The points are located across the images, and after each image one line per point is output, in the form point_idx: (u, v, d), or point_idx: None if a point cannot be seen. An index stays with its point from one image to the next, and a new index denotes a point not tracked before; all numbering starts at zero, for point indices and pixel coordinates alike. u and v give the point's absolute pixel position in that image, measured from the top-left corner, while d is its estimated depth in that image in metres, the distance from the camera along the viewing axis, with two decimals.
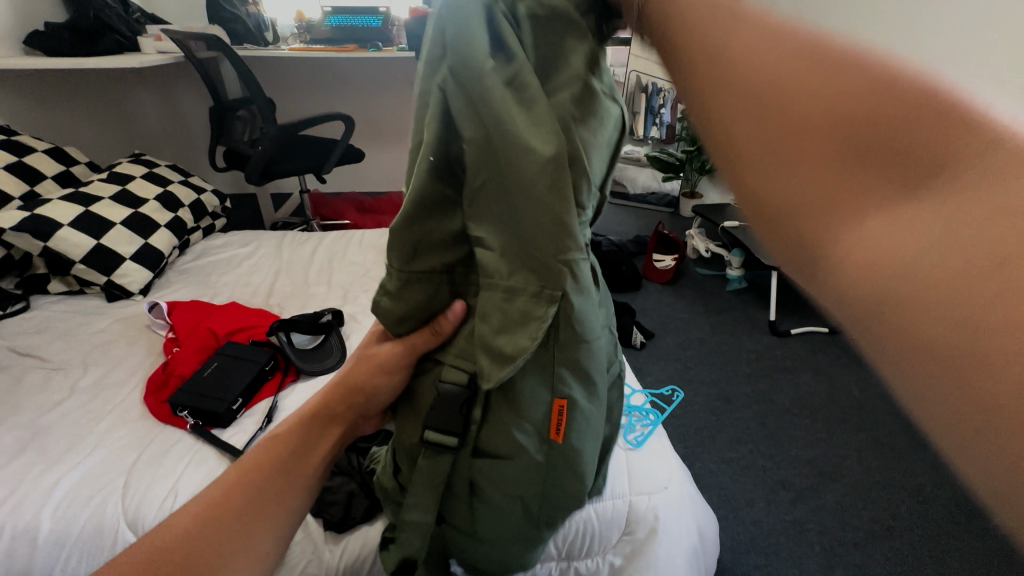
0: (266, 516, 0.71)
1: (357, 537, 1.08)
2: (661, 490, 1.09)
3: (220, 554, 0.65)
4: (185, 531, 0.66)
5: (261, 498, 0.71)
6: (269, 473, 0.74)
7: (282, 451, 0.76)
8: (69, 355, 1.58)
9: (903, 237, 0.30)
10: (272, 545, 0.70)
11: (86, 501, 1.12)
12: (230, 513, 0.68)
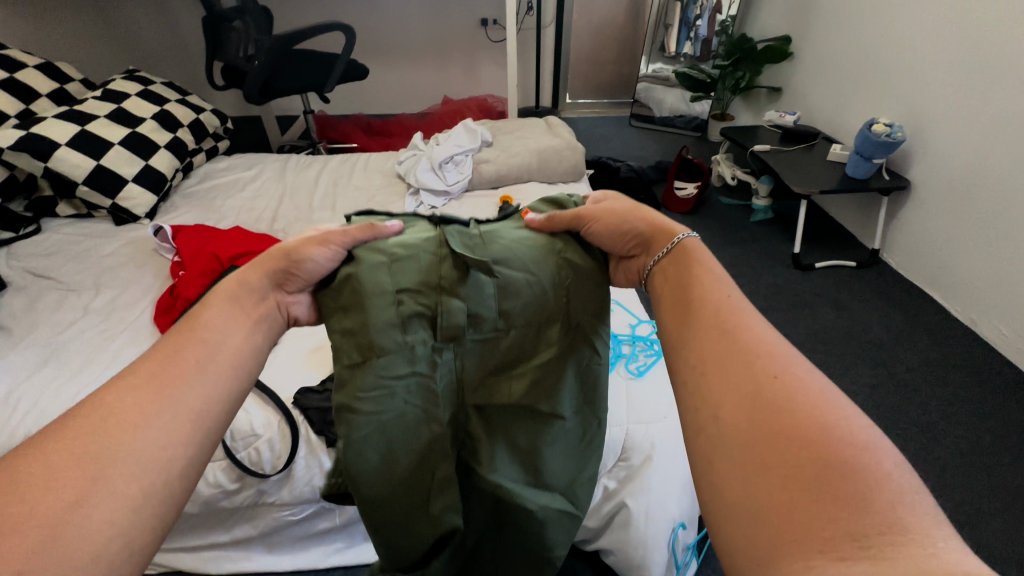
0: (187, 382, 0.57)
1: None
2: (661, 420, 1.08)
3: (133, 421, 0.52)
4: (75, 421, 0.51)
5: (176, 363, 0.58)
6: (172, 368, 0.58)
7: (196, 324, 0.63)
8: (81, 277, 1.60)
9: (739, 381, 0.50)
10: (209, 408, 0.57)
11: None
12: (140, 385, 0.55)
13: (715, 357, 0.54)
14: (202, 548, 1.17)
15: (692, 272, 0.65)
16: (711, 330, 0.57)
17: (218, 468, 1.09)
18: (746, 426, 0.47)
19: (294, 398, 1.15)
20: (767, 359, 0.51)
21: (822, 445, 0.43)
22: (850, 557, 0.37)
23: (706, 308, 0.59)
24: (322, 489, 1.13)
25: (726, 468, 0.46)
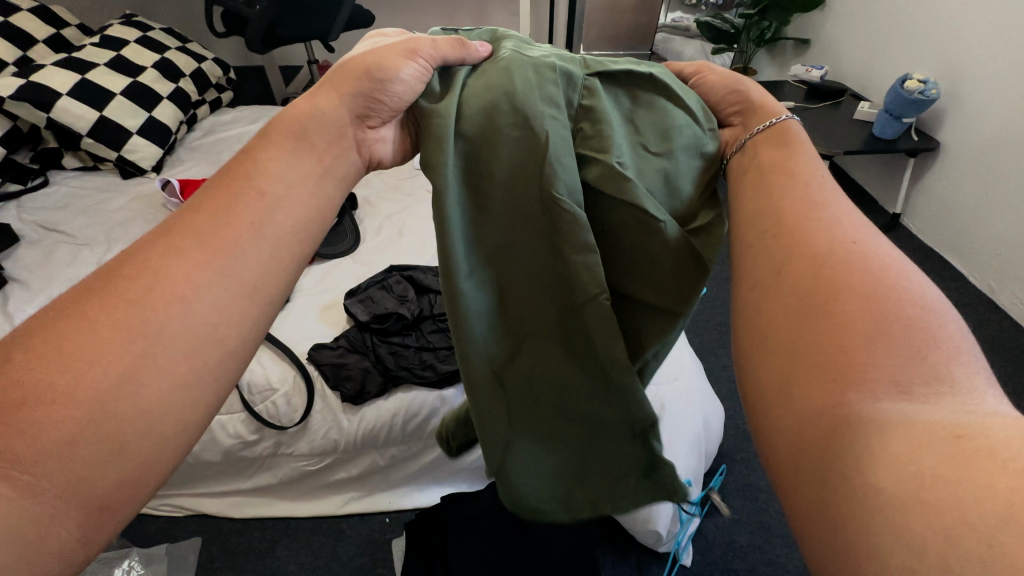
0: (243, 242, 0.48)
1: (372, 410, 1.14)
2: (669, 381, 1.10)
3: (179, 287, 0.44)
4: (118, 277, 0.44)
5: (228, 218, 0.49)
6: (217, 222, 0.48)
7: (252, 169, 0.52)
8: (93, 231, 1.60)
9: (808, 241, 0.43)
10: (264, 275, 0.49)
11: None
12: (190, 242, 0.46)
13: (797, 213, 0.46)
14: (224, 494, 1.22)
15: (784, 144, 0.55)
16: (789, 189, 0.49)
17: (237, 420, 1.13)
18: (808, 275, 0.41)
19: (307, 354, 1.17)
20: (851, 226, 0.44)
21: (903, 311, 0.37)
22: (889, 395, 0.34)
23: (777, 172, 0.52)
24: (337, 440, 1.15)
25: (775, 313, 0.41)
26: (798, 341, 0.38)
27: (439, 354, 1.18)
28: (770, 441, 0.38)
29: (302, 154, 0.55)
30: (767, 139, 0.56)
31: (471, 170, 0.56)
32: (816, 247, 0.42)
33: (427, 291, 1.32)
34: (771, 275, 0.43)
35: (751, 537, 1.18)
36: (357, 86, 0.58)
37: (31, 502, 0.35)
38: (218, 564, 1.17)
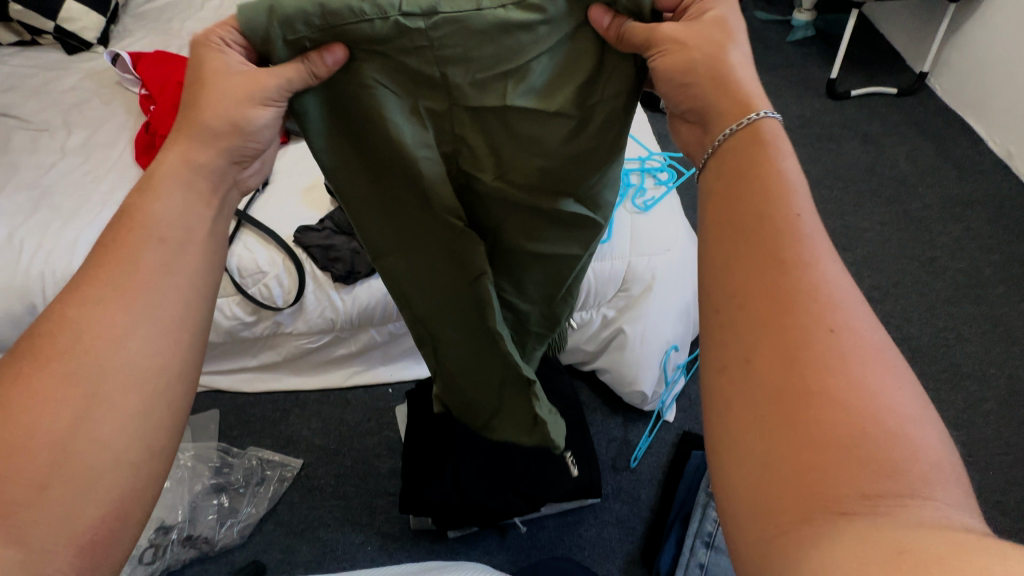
0: (153, 276, 0.50)
1: (364, 289, 1.15)
2: (663, 253, 1.08)
3: (109, 334, 0.47)
4: (49, 338, 0.46)
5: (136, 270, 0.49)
6: (135, 272, 0.49)
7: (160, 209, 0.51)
8: (48, 114, 1.48)
9: (788, 313, 0.41)
10: (189, 310, 0.51)
11: None
12: (111, 293, 0.48)
13: (785, 277, 0.42)
14: (233, 371, 1.28)
15: (765, 171, 0.47)
16: (758, 248, 0.43)
17: (233, 303, 1.15)
18: (771, 366, 0.40)
19: (293, 240, 1.16)
20: (829, 305, 0.41)
21: (863, 397, 0.37)
22: (855, 513, 0.34)
23: (760, 221, 0.45)
24: (333, 319, 1.18)
25: (743, 421, 0.40)
26: (784, 447, 0.37)
27: None
28: (737, 536, 0.39)
29: (195, 194, 0.54)
30: (751, 166, 0.48)
31: (365, 188, 0.60)
32: (791, 325, 0.40)
33: None
34: (744, 361, 0.41)
35: None
36: (219, 134, 0.53)
37: (29, 548, 0.41)
38: (237, 431, 1.24)
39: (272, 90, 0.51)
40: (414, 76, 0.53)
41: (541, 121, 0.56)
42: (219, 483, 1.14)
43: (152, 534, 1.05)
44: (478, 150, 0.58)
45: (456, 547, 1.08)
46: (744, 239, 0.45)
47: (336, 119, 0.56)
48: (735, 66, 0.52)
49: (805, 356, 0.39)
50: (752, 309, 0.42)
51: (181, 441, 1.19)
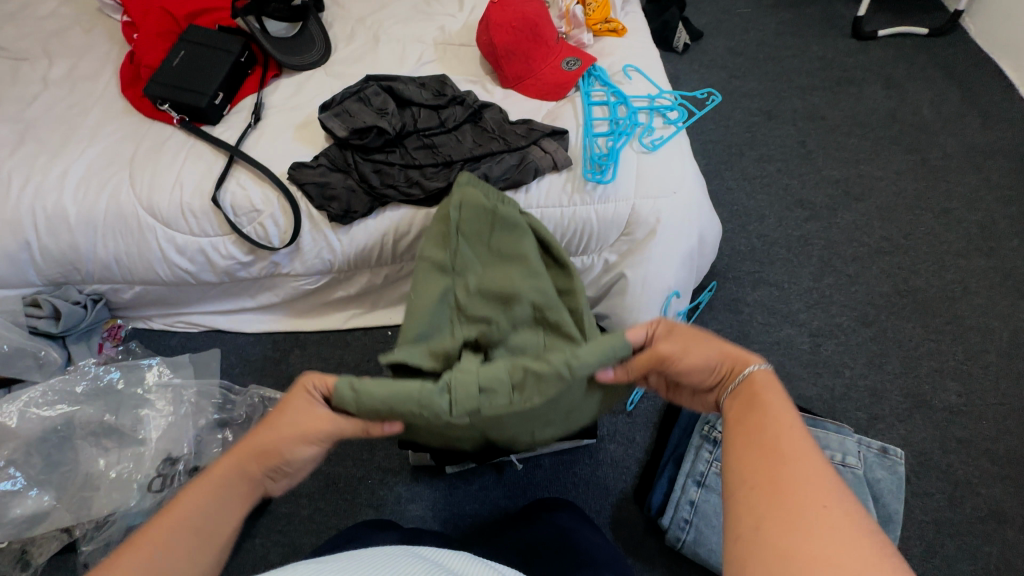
0: (189, 529, 0.59)
1: (361, 230, 1.12)
2: (669, 195, 1.04)
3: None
4: None
5: (216, 491, 0.63)
6: (174, 531, 0.58)
7: (258, 449, 0.66)
8: (26, 41, 1.40)
9: (793, 478, 0.51)
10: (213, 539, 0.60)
11: (100, 186, 1.14)
12: (149, 550, 0.56)
13: (793, 470, 0.52)
14: (234, 311, 1.28)
15: (766, 407, 0.60)
16: (763, 445, 0.55)
17: (228, 242, 1.15)
18: (781, 531, 0.48)
19: (286, 177, 1.13)
20: (831, 488, 0.50)
21: (871, 573, 0.43)
22: None
23: (761, 437, 0.56)
24: (331, 261, 1.16)
25: (751, 547, 0.49)
26: (779, 572, 0.46)
27: (426, 172, 1.11)
28: None
29: (239, 481, 0.65)
30: (750, 401, 0.61)
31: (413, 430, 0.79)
32: (796, 486, 0.50)
33: (409, 105, 1.19)
34: (757, 499, 0.51)
35: (729, 344, 1.25)
36: (252, 469, 0.66)
37: None
38: (239, 369, 1.26)
39: (324, 432, 0.69)
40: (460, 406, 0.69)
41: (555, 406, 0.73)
42: (222, 419, 1.17)
43: (160, 465, 1.09)
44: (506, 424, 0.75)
45: (454, 481, 1.11)
46: (750, 443, 0.56)
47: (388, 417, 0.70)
48: (721, 347, 0.69)
49: (811, 514, 0.48)
50: (757, 474, 0.54)
51: (184, 378, 1.21)
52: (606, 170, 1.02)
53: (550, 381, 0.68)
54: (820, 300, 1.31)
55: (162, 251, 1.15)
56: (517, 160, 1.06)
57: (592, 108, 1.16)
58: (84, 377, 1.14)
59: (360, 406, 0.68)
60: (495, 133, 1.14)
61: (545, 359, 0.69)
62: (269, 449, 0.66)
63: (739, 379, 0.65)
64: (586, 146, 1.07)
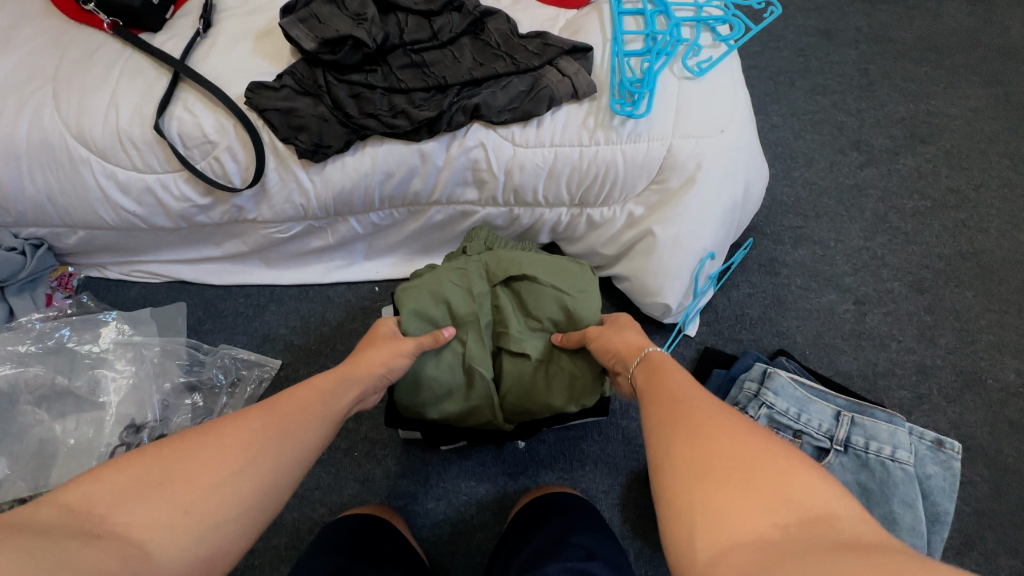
0: (310, 432, 0.54)
1: (337, 169, 0.93)
2: (716, 134, 0.84)
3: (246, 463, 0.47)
4: (209, 437, 0.48)
5: (316, 399, 0.58)
6: (296, 411, 0.55)
7: (362, 360, 0.67)
8: None
9: (694, 411, 0.51)
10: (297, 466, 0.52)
11: (18, 107, 0.93)
12: (277, 422, 0.52)
13: (692, 401, 0.52)
14: (199, 260, 1.12)
15: (664, 370, 0.60)
16: (660, 399, 0.55)
17: (179, 181, 0.96)
18: (692, 446, 0.47)
19: (243, 103, 0.92)
20: (718, 406, 0.51)
21: (763, 456, 0.44)
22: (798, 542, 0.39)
23: (658, 392, 0.57)
24: (303, 205, 0.98)
25: (695, 491, 0.44)
26: (724, 503, 0.42)
27: (414, 98, 0.89)
28: None
29: (353, 391, 0.63)
30: (653, 369, 0.62)
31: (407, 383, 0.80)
32: (702, 413, 0.50)
33: (393, 10, 0.96)
34: (683, 443, 0.48)
35: (762, 310, 1.10)
36: (369, 373, 0.66)
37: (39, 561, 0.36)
38: (208, 326, 1.12)
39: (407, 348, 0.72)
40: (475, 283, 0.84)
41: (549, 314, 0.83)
42: (191, 382, 1.05)
43: (122, 433, 0.98)
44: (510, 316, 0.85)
45: (449, 456, 1.01)
46: (662, 400, 0.55)
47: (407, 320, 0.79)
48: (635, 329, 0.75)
49: (716, 430, 0.47)
50: (668, 424, 0.51)
51: (146, 336, 1.07)
52: (640, 98, 0.82)
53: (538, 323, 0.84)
54: (869, 263, 1.15)
55: (102, 189, 0.97)
56: (528, 86, 0.85)
57: (624, 17, 0.92)
58: (32, 336, 1.01)
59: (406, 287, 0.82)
60: (501, 49, 0.91)
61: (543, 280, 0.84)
62: (377, 364, 0.67)
63: (637, 358, 0.66)
64: (615, 68, 0.85)
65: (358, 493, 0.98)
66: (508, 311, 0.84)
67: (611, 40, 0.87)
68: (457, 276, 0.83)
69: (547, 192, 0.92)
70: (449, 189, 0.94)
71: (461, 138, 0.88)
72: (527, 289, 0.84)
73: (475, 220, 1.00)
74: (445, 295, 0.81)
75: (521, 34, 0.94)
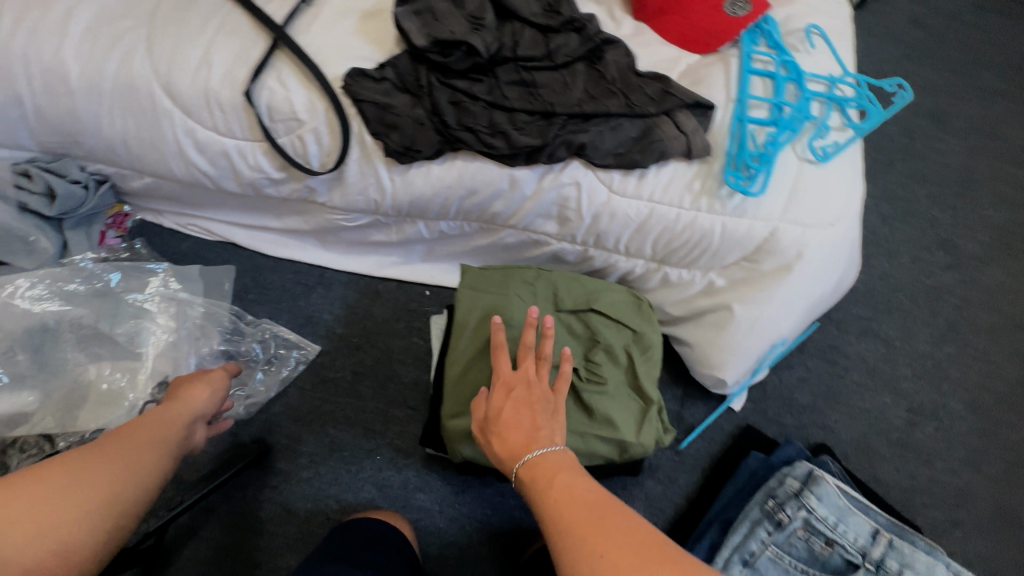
0: (144, 459, 0.64)
1: (420, 175, 0.89)
2: (823, 227, 0.79)
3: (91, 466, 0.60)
4: (116, 438, 0.65)
5: (139, 436, 0.66)
6: (145, 433, 0.67)
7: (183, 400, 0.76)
8: None
9: (571, 495, 0.56)
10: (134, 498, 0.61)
11: (111, 45, 0.91)
12: (123, 438, 0.65)
13: (580, 539, 0.51)
14: (256, 228, 1.10)
15: (526, 451, 0.63)
16: (534, 483, 0.60)
17: (257, 151, 0.93)
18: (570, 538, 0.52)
19: (338, 87, 0.88)
20: (588, 489, 0.57)
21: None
22: None
23: (556, 525, 0.55)
24: (377, 201, 0.95)
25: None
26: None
27: (516, 119, 0.85)
28: None
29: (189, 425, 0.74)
30: (539, 489, 0.59)
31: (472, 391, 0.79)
32: (580, 495, 0.56)
33: (510, 19, 0.91)
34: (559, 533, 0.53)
35: (812, 398, 1.07)
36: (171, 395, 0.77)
37: None
38: (254, 296, 1.10)
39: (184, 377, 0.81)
40: (542, 290, 0.84)
41: (614, 323, 0.83)
42: (228, 350, 1.04)
43: (154, 389, 0.97)
44: (574, 325, 0.83)
45: (470, 480, 0.99)
46: (545, 486, 0.59)
47: (471, 312, 0.83)
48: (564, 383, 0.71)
49: (586, 514, 0.53)
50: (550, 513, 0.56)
51: (193, 294, 1.06)
52: (757, 174, 0.77)
53: (602, 329, 0.83)
54: (931, 372, 1.10)
55: (178, 144, 0.94)
56: (638, 134, 0.81)
57: (751, 77, 0.87)
58: (81, 274, 1.00)
59: (479, 276, 0.86)
60: (616, 85, 0.86)
61: (604, 292, 0.85)
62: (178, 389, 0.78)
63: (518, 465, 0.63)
64: (734, 134, 0.80)
65: (372, 498, 0.97)
66: (574, 318, 0.83)
67: (736, 103, 0.82)
68: (526, 292, 0.84)
69: (630, 243, 0.88)
70: (530, 217, 0.90)
71: (558, 172, 0.84)
72: (589, 295, 0.84)
73: (546, 250, 0.97)
74: (511, 293, 0.83)
75: (639, 71, 0.89)
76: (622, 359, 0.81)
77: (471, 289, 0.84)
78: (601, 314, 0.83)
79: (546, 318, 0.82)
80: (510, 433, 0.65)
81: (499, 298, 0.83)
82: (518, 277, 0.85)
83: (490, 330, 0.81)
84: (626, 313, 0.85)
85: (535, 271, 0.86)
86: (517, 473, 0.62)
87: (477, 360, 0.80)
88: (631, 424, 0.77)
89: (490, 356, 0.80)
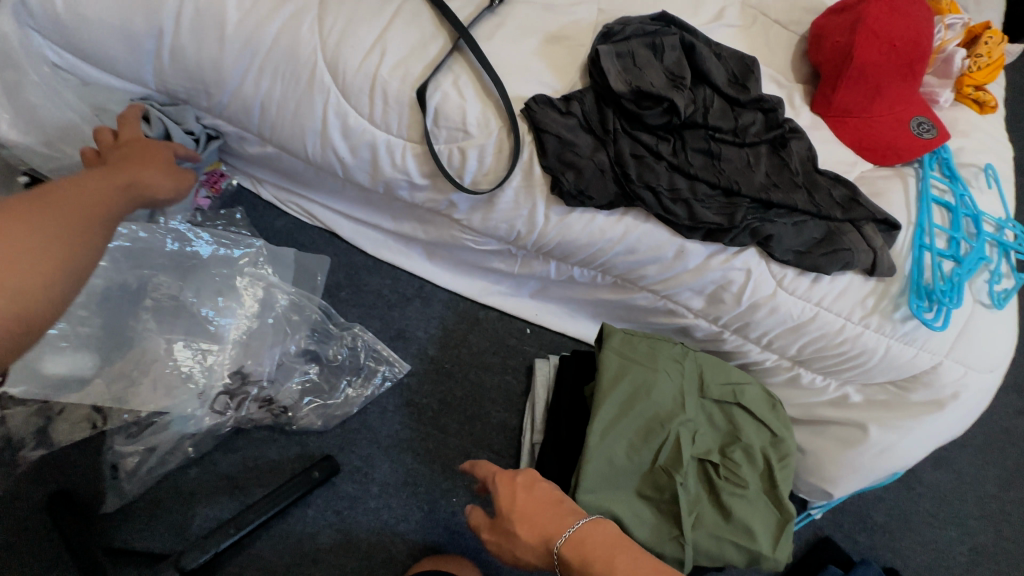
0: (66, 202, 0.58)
1: (581, 220, 0.84)
2: (984, 372, 0.79)
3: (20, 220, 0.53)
4: (52, 193, 0.58)
5: (90, 208, 0.60)
6: (88, 193, 0.61)
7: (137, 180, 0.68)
8: None
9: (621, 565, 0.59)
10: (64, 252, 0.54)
11: (278, 2, 0.82)
12: (53, 200, 0.57)
13: None
14: (363, 222, 1.02)
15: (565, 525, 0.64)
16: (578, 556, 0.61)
17: (408, 151, 0.86)
18: None
19: (518, 110, 0.83)
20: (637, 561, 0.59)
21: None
22: None
23: None
24: (519, 232, 0.89)
25: None
26: None
27: (698, 190, 0.81)
28: None
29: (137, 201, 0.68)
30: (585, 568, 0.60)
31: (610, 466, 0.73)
32: (633, 568, 0.58)
33: (703, 83, 0.87)
34: None
35: (885, 519, 1.07)
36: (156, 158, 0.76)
37: None
38: (346, 295, 1.02)
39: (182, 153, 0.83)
40: (688, 371, 0.80)
41: (756, 422, 0.80)
42: (314, 351, 0.94)
43: (228, 379, 0.87)
44: (713, 416, 0.80)
45: None
46: (594, 562, 0.60)
47: (617, 381, 0.77)
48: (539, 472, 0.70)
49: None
50: None
51: (281, 279, 0.95)
52: (940, 308, 0.76)
53: (745, 426, 0.79)
54: (996, 514, 1.11)
55: (324, 124, 0.86)
56: (822, 236, 0.79)
57: (929, 203, 0.86)
58: (173, 234, 0.90)
59: (624, 342, 0.81)
60: (800, 178, 0.84)
61: (748, 386, 0.82)
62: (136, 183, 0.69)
63: (555, 555, 0.63)
64: (917, 259, 0.79)
65: (441, 543, 0.90)
66: (716, 409, 0.80)
67: (920, 228, 0.82)
68: (674, 371, 0.79)
69: (776, 339, 0.85)
70: (679, 288, 0.87)
71: (730, 255, 0.81)
72: (734, 387, 0.81)
73: (676, 322, 0.93)
74: (659, 369, 0.78)
75: (820, 168, 0.87)
76: (761, 462, 0.78)
77: (618, 355, 0.79)
78: (746, 411, 0.80)
79: (692, 405, 0.78)
80: (527, 525, 0.65)
81: (648, 372, 0.78)
82: (664, 351, 0.81)
83: (637, 405, 0.76)
84: (768, 412, 0.81)
85: (682, 349, 0.82)
86: (560, 553, 0.62)
87: (619, 435, 0.74)
88: (769, 536, 0.74)
89: (633, 433, 0.75)
